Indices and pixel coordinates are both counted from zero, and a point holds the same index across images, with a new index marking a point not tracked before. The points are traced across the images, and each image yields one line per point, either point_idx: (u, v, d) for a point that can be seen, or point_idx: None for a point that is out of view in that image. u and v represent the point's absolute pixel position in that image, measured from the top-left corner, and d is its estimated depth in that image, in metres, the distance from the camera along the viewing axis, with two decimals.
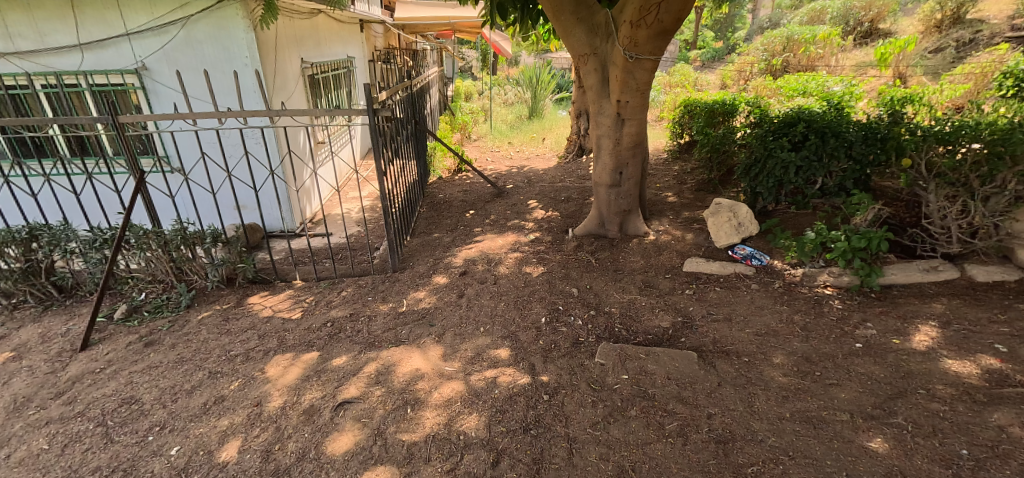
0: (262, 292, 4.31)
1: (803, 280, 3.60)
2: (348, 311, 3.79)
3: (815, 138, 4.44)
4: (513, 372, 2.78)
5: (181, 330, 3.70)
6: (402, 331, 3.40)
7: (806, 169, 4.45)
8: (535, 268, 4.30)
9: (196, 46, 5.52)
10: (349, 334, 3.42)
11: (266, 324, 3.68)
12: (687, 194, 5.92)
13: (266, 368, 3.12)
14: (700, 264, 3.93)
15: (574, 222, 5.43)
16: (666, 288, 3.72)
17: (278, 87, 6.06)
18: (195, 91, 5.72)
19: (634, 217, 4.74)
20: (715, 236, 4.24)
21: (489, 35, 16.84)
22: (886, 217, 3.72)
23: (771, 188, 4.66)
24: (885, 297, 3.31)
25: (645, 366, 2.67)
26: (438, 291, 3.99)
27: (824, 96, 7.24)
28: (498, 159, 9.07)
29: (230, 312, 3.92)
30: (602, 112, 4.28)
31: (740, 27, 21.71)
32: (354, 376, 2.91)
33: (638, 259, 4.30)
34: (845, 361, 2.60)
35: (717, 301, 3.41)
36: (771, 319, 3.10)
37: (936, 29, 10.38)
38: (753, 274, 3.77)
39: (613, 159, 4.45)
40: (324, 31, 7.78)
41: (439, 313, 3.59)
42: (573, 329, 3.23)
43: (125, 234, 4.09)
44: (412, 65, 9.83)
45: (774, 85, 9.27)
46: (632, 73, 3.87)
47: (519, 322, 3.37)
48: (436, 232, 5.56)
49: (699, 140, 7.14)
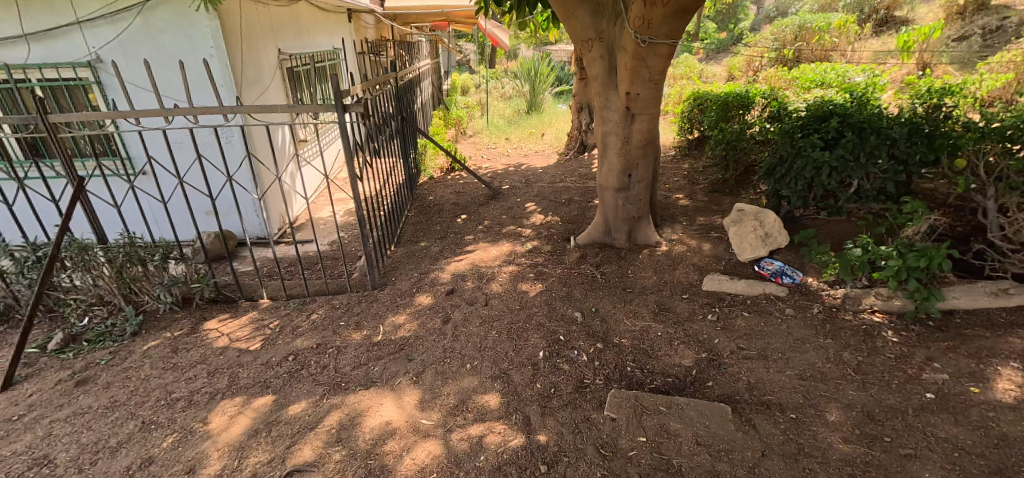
0: (221, 315, 3.78)
1: (846, 304, 3.08)
2: (315, 341, 3.26)
3: (851, 135, 3.90)
4: (504, 430, 2.26)
5: (120, 365, 3.18)
6: (375, 368, 2.87)
7: (841, 170, 3.91)
8: (532, 285, 3.76)
9: (156, 35, 4.99)
10: (312, 372, 2.89)
11: (219, 357, 3.16)
12: (700, 196, 5.37)
13: (209, 418, 2.60)
14: (723, 282, 3.40)
15: (575, 229, 4.89)
16: (685, 312, 3.19)
17: (250, 80, 5.52)
18: (156, 86, 5.18)
19: (645, 224, 4.20)
20: (738, 248, 3.70)
21: (485, 25, 16.30)
22: (942, 229, 3.19)
23: (799, 191, 4.11)
24: (948, 327, 2.79)
25: (668, 424, 2.16)
26: (421, 315, 3.45)
27: (846, 88, 6.66)
28: (495, 157, 8.52)
29: (182, 341, 3.40)
30: (608, 106, 3.73)
31: (744, 18, 20.96)
32: (311, 432, 2.39)
33: (650, 275, 3.76)
34: (919, 422, 2.08)
35: (747, 332, 2.88)
36: (815, 358, 2.57)
37: (958, 16, 9.54)
38: (786, 295, 3.23)
39: (621, 160, 3.91)
40: (306, 20, 7.21)
41: (420, 344, 3.06)
42: (577, 368, 2.70)
43: (61, 252, 3.52)
44: (402, 57, 9.27)
45: (788, 76, 8.66)
46: (644, 60, 3.33)
47: (513, 357, 2.84)
48: (423, 240, 5.02)
49: (711, 135, 6.57)
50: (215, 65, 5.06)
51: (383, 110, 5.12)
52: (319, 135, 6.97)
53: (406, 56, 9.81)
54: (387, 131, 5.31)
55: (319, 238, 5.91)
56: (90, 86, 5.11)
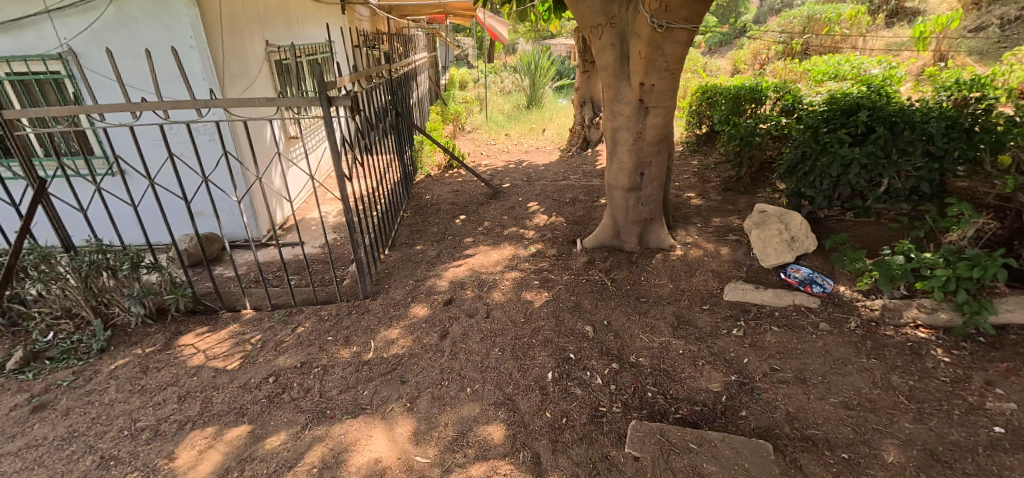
0: (198, 329, 3.47)
1: (885, 317, 2.80)
2: (298, 358, 2.95)
3: (883, 129, 3.59)
4: (510, 472, 1.96)
5: (83, 387, 2.87)
6: (364, 392, 2.57)
7: (871, 168, 3.61)
8: (537, 294, 3.45)
9: (131, 25, 4.65)
10: (294, 397, 2.59)
11: (192, 378, 2.86)
12: (713, 194, 5.06)
13: (176, 453, 2.30)
14: (748, 292, 3.10)
15: (582, 231, 4.58)
16: (707, 326, 2.89)
17: (233, 72, 5.18)
18: (132, 78, 4.84)
19: (658, 227, 3.89)
20: (761, 253, 3.40)
21: (484, 18, 15.91)
22: (990, 234, 2.90)
23: (824, 191, 3.81)
24: (1002, 345, 2.51)
25: (701, 466, 1.87)
26: (416, 328, 3.14)
27: (863, 80, 6.35)
28: (494, 153, 8.19)
29: (153, 360, 3.09)
30: (619, 98, 3.39)
31: (747, 11, 20.60)
32: (290, 471, 2.09)
33: (666, 283, 3.46)
34: (993, 464, 1.80)
35: (780, 350, 2.59)
36: (860, 383, 2.28)
37: (974, 6, 9.23)
38: (818, 307, 2.93)
39: (633, 157, 3.57)
40: (295, 9, 6.86)
41: (415, 364, 2.76)
42: (591, 392, 2.40)
43: (20, 261, 3.20)
44: (398, 49, 8.91)
45: (799, 68, 8.35)
46: (660, 47, 3.00)
47: (519, 380, 2.54)
48: (420, 243, 4.71)
49: (722, 130, 6.26)
50: (195, 56, 4.73)
51: (376, 104, 4.79)
52: (310, 131, 6.69)
53: (402, 48, 9.46)
54: (382, 125, 5.01)
55: (310, 241, 5.60)
56: (60, 80, 4.77)
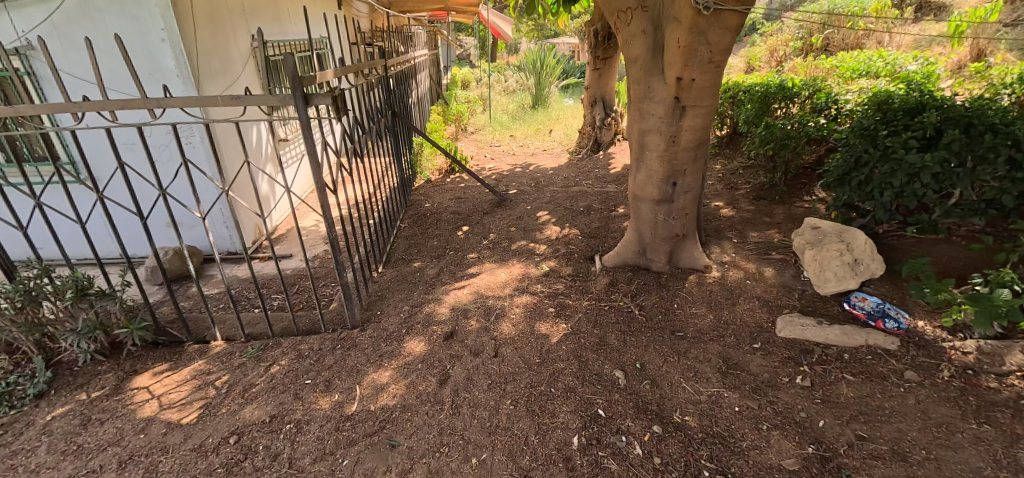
0: (157, 367, 2.97)
1: (984, 365, 2.28)
2: (268, 410, 2.45)
3: (957, 132, 3.07)
4: None
5: (8, 447, 2.38)
6: (344, 462, 2.07)
7: (943, 177, 3.09)
8: (554, 326, 2.94)
9: (96, 16, 4.19)
10: (258, 467, 2.09)
11: (139, 436, 2.37)
12: (745, 202, 4.53)
13: None
14: (808, 328, 2.59)
15: (599, 246, 4.06)
16: (763, 373, 2.38)
17: (212, 69, 4.70)
18: (99, 75, 4.38)
19: (691, 244, 3.38)
20: (817, 278, 2.90)
21: (486, 15, 15.38)
22: None
23: (885, 203, 3.28)
24: None
25: None
26: (411, 371, 2.64)
27: (902, 77, 5.82)
28: (499, 156, 7.69)
29: (98, 409, 2.60)
30: (649, 95, 2.87)
31: None
32: None
33: (704, 312, 2.94)
34: None
35: (861, 410, 2.08)
36: (980, 462, 1.77)
37: None
38: (897, 349, 2.42)
39: (664, 165, 3.06)
40: (285, 2, 6.37)
41: (408, 422, 2.25)
42: (629, 469, 1.89)
43: None
44: (397, 46, 8.42)
45: (824, 64, 7.81)
46: (704, 34, 2.49)
47: (537, 448, 2.03)
48: (418, 258, 4.19)
49: (748, 131, 5.73)
50: (167, 49, 4.25)
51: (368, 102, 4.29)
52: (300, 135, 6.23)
53: (401, 44, 8.94)
54: (377, 127, 4.55)
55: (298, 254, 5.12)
56: (20, 77, 4.34)
